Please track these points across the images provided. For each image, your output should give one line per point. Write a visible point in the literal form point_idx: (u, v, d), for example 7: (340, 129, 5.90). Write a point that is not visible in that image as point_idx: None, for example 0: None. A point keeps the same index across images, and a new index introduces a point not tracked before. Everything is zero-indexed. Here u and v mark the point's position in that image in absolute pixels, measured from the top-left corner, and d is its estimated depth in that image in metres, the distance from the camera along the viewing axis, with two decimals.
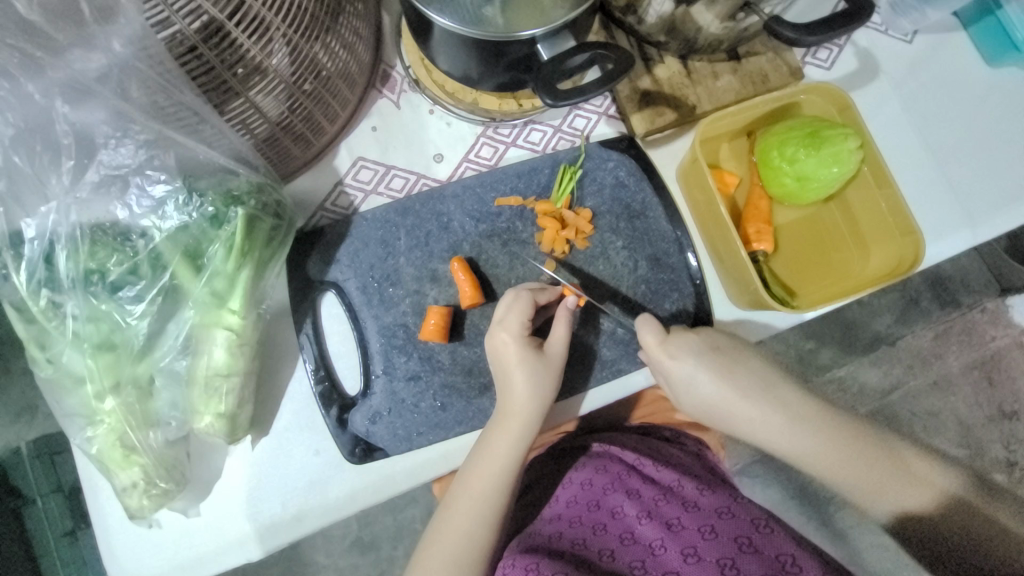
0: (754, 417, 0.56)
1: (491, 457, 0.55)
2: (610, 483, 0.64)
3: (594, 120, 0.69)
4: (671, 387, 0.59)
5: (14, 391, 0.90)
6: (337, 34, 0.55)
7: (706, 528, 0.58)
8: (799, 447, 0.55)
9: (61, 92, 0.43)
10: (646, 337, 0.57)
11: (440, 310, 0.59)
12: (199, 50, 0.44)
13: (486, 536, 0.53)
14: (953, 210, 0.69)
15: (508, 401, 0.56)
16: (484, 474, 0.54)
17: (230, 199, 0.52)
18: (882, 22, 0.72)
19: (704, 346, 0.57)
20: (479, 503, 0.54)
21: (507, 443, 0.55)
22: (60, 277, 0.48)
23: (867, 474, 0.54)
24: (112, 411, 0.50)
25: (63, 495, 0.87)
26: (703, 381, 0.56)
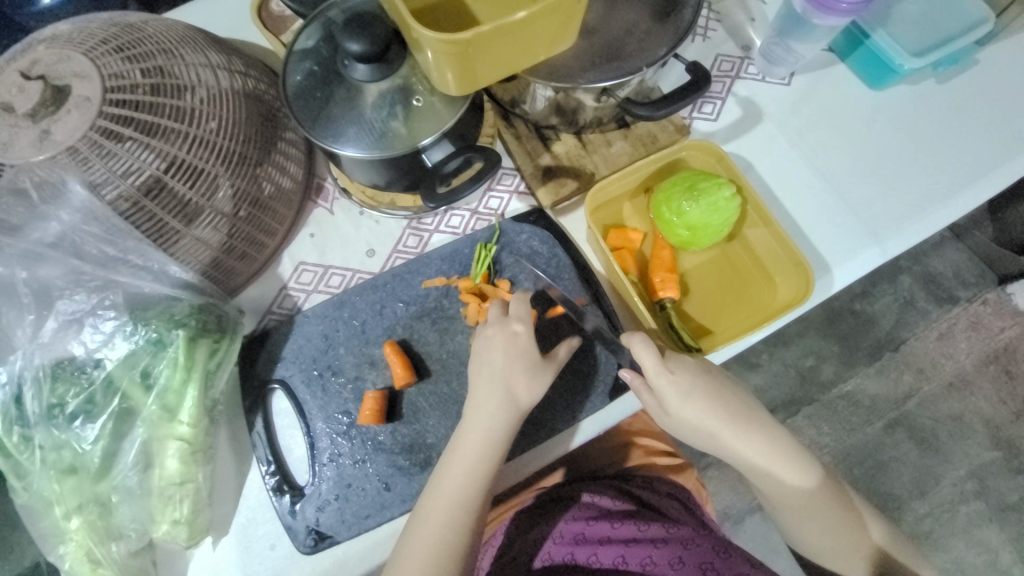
0: (737, 444, 0.62)
1: (469, 459, 0.59)
2: (582, 532, 0.70)
3: (506, 198, 0.76)
4: (657, 404, 0.62)
5: None
6: (271, 163, 0.67)
7: (675, 560, 0.66)
8: (771, 470, 0.61)
9: (18, 261, 0.56)
10: (645, 358, 0.60)
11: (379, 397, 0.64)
12: (143, 203, 0.56)
13: (458, 540, 0.56)
14: (857, 231, 0.72)
15: (489, 404, 0.60)
16: (459, 478, 0.58)
17: (172, 323, 0.59)
18: (759, 71, 0.79)
19: (700, 370, 0.61)
20: (457, 510, 0.57)
21: (484, 446, 0.59)
22: (28, 413, 0.54)
23: (823, 519, 0.63)
24: (78, 529, 0.55)
25: None
26: (695, 407, 0.61)
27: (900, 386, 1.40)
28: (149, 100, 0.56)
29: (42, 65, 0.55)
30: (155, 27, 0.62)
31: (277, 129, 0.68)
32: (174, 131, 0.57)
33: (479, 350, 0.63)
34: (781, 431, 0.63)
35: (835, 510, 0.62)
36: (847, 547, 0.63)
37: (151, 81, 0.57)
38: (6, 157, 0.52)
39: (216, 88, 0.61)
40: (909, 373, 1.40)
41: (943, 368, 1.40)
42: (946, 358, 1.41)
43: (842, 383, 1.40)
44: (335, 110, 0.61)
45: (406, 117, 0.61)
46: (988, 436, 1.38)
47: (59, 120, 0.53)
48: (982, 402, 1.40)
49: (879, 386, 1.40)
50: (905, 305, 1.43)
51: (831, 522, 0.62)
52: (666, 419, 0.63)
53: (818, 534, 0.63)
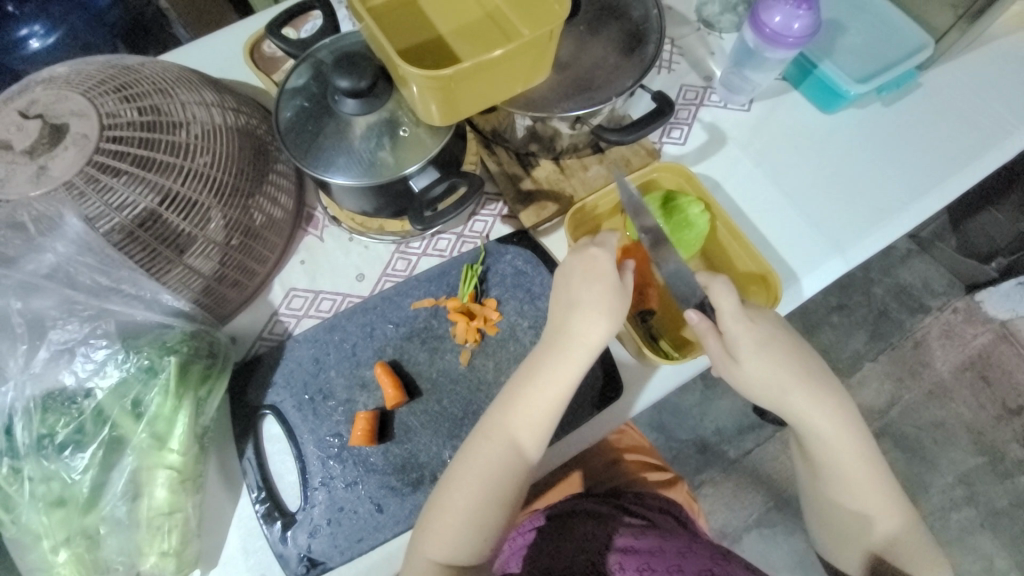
0: (800, 403, 0.59)
1: (543, 388, 0.59)
2: (578, 547, 0.69)
3: (491, 221, 0.79)
4: (724, 352, 0.61)
5: None
6: (263, 194, 0.70)
7: (673, 567, 0.64)
8: (833, 433, 0.60)
9: (15, 292, 0.57)
10: (722, 301, 0.60)
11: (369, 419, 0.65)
12: (136, 234, 0.59)
13: (512, 474, 0.57)
14: (820, 242, 0.77)
15: (566, 339, 0.60)
16: (521, 414, 0.58)
17: (164, 350, 0.59)
18: (720, 99, 0.86)
19: (777, 324, 0.62)
20: (514, 441, 0.58)
21: (552, 388, 0.59)
22: (16, 445, 0.54)
23: (874, 499, 0.61)
24: (67, 562, 0.54)
25: None
26: (764, 356, 0.60)
27: (880, 395, 1.45)
28: (145, 136, 0.59)
29: (41, 105, 0.57)
30: (151, 69, 0.65)
31: (269, 162, 0.71)
32: (169, 165, 0.60)
33: (566, 268, 0.63)
34: (847, 397, 0.62)
35: (886, 493, 0.61)
36: (889, 538, 0.61)
37: (147, 119, 0.60)
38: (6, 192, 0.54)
39: (210, 124, 0.64)
40: (888, 382, 1.45)
41: (921, 376, 1.46)
42: (923, 366, 1.46)
43: None
44: (328, 141, 0.64)
45: (393, 148, 0.65)
46: (970, 441, 1.42)
47: (57, 157, 0.56)
48: (962, 407, 1.44)
49: (861, 395, 1.44)
50: (879, 316, 1.49)
51: (879, 504, 0.61)
52: (733, 367, 0.61)
53: (852, 514, 0.61)
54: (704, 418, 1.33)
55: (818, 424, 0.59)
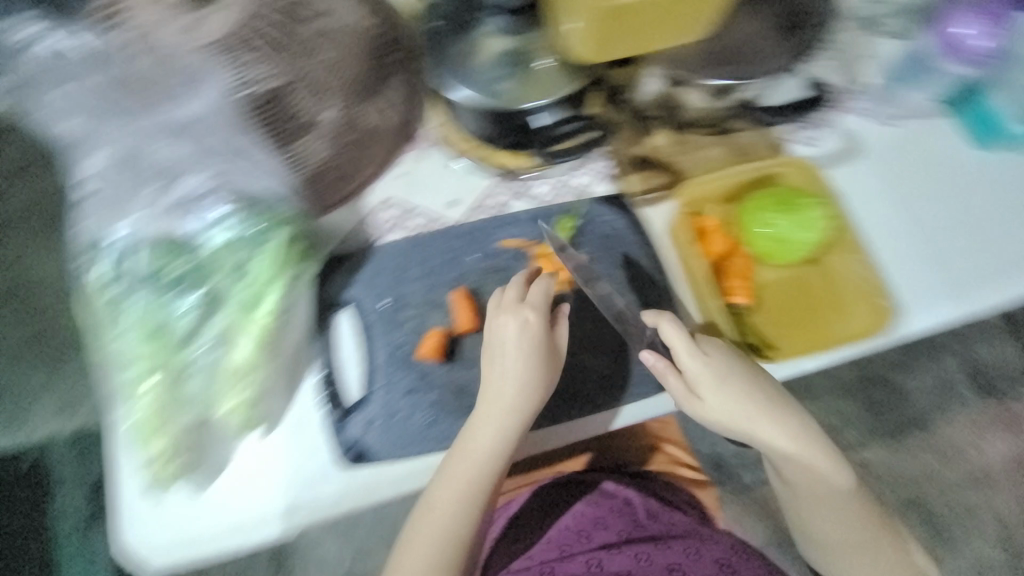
0: (788, 433, 0.61)
1: (505, 436, 0.61)
2: (599, 517, 0.73)
3: (595, 179, 0.75)
4: (686, 389, 0.62)
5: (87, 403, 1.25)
6: (383, 98, 0.71)
7: (690, 551, 0.70)
8: (812, 470, 0.62)
9: (160, 132, 0.59)
10: (676, 342, 0.62)
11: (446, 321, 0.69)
12: (267, 105, 0.62)
13: (478, 501, 0.60)
14: (938, 281, 0.72)
15: (501, 377, 0.62)
16: (486, 451, 0.60)
17: (273, 223, 0.62)
18: (869, 108, 0.78)
19: (734, 355, 0.63)
20: (481, 476, 0.60)
21: (505, 417, 0.61)
22: (135, 274, 0.59)
23: (862, 532, 0.64)
24: (153, 388, 0.59)
25: (88, 489, 1.23)
26: (728, 388, 0.61)
27: (921, 466, 1.37)
28: (287, 20, 0.64)
29: None
30: None
31: (396, 68, 0.71)
32: (310, 48, 0.64)
33: (489, 336, 0.63)
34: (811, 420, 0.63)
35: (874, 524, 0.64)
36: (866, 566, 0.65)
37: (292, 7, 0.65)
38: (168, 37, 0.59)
39: (349, 23, 0.67)
40: (932, 455, 1.37)
41: (970, 459, 1.37)
42: (973, 448, 1.37)
43: (862, 450, 1.37)
44: (455, 61, 0.66)
45: (519, 79, 0.65)
46: (999, 539, 1.33)
47: (212, 20, 0.61)
48: (1004, 502, 1.35)
49: (900, 461, 1.37)
50: (942, 386, 1.41)
51: (864, 535, 0.64)
52: (694, 404, 0.62)
53: (845, 537, 0.64)
54: (729, 437, 1.30)
55: (791, 450, 0.61)
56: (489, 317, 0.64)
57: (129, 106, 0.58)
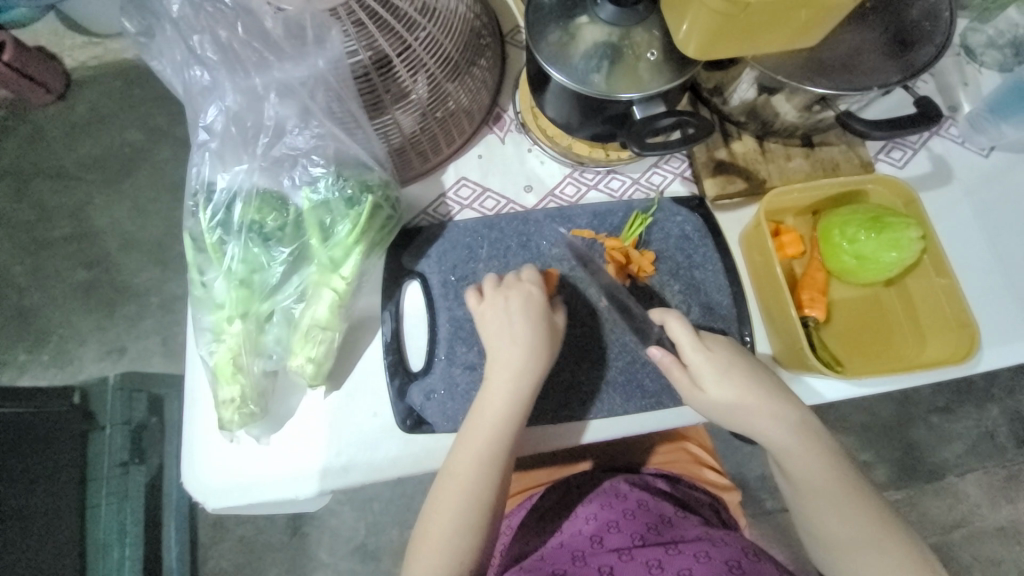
0: (783, 428, 0.59)
1: (513, 392, 0.60)
2: (613, 521, 0.69)
3: (670, 179, 0.77)
4: (691, 381, 0.61)
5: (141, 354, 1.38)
6: (468, 78, 0.71)
7: (701, 553, 0.62)
8: (798, 456, 0.59)
9: (274, 88, 0.60)
10: (684, 336, 0.62)
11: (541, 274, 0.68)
12: (371, 75, 0.62)
13: (501, 464, 0.58)
14: (1019, 318, 0.69)
15: (498, 370, 0.61)
16: (494, 413, 0.59)
17: (363, 187, 0.64)
18: (959, 134, 0.77)
19: (734, 350, 0.63)
20: (494, 437, 0.59)
21: (521, 380, 0.60)
22: (232, 222, 0.61)
23: (871, 538, 0.57)
24: (235, 333, 0.61)
25: (126, 430, 1.27)
26: (731, 380, 0.60)
27: (951, 513, 1.32)
28: None
29: None
30: None
31: (478, 50, 0.72)
32: (411, 20, 0.61)
33: (485, 315, 0.64)
34: (807, 412, 0.61)
35: (884, 531, 0.57)
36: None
37: None
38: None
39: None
40: (963, 504, 1.33)
41: (1001, 511, 1.33)
42: (1007, 501, 1.33)
43: (892, 489, 1.33)
44: (551, 48, 0.64)
45: (610, 72, 0.63)
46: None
47: None
48: None
49: (931, 506, 1.32)
50: (983, 435, 1.35)
51: (874, 542, 0.57)
52: (698, 397, 0.61)
53: (853, 547, 0.57)
54: (756, 459, 1.28)
55: (785, 441, 0.59)
56: (478, 311, 0.64)
57: (246, 60, 0.58)
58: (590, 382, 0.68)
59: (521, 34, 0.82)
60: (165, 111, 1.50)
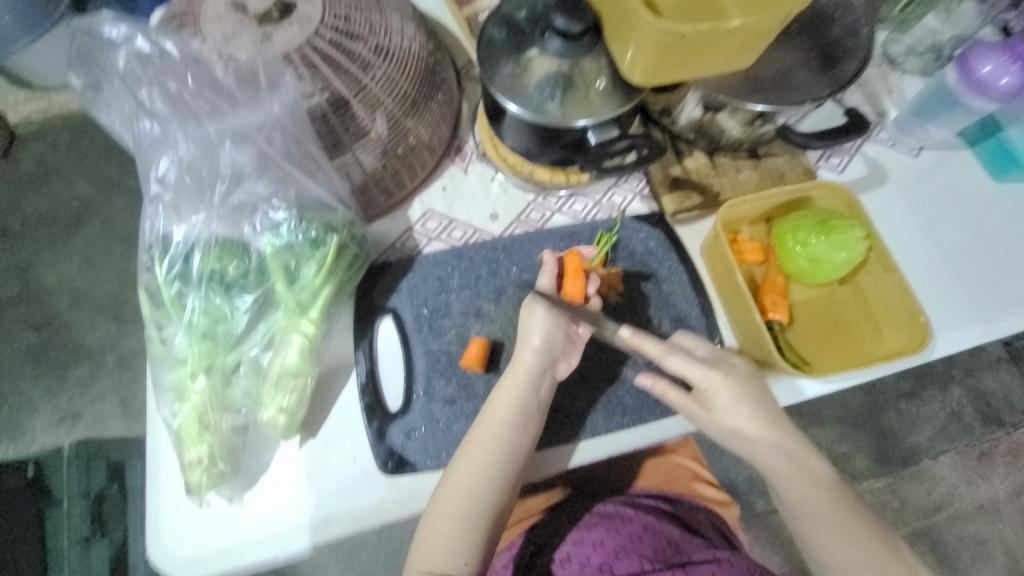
0: (783, 454, 0.62)
1: (529, 372, 0.62)
2: (622, 546, 0.67)
3: (629, 198, 0.79)
4: (687, 402, 0.63)
5: (90, 418, 1.30)
6: (427, 112, 0.71)
7: None
8: (789, 482, 0.62)
9: (229, 135, 0.59)
10: (686, 369, 0.63)
11: (552, 271, 0.67)
12: (327, 116, 0.62)
13: (518, 443, 0.61)
14: (964, 304, 0.74)
15: (527, 355, 0.62)
16: (515, 393, 0.62)
17: (328, 228, 0.63)
18: (889, 137, 0.83)
19: (751, 380, 0.64)
20: (515, 417, 0.61)
21: (538, 368, 0.62)
22: (191, 273, 0.59)
23: (864, 554, 0.59)
24: (200, 389, 0.58)
25: (84, 504, 1.22)
26: (740, 407, 0.62)
27: (931, 496, 1.37)
28: (352, 29, 0.62)
29: None
30: None
31: (436, 83, 0.72)
32: (365, 61, 0.63)
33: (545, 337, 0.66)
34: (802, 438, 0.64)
35: (880, 548, 0.60)
36: None
37: (358, 16, 0.63)
38: (231, 44, 0.58)
39: (405, 36, 0.67)
40: (940, 485, 1.38)
41: (977, 489, 1.38)
42: (981, 478, 1.39)
43: (872, 477, 1.37)
44: (503, 79, 0.67)
45: (562, 100, 0.66)
46: (1006, 566, 1.35)
47: (281, 29, 0.59)
48: (1008, 530, 1.36)
49: (911, 490, 1.37)
50: (951, 416, 1.41)
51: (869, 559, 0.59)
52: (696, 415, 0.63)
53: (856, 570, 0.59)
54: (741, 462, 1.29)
55: (786, 467, 0.62)
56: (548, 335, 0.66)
57: (198, 111, 0.58)
58: (570, 404, 0.68)
59: (474, 68, 0.85)
60: (115, 162, 1.45)
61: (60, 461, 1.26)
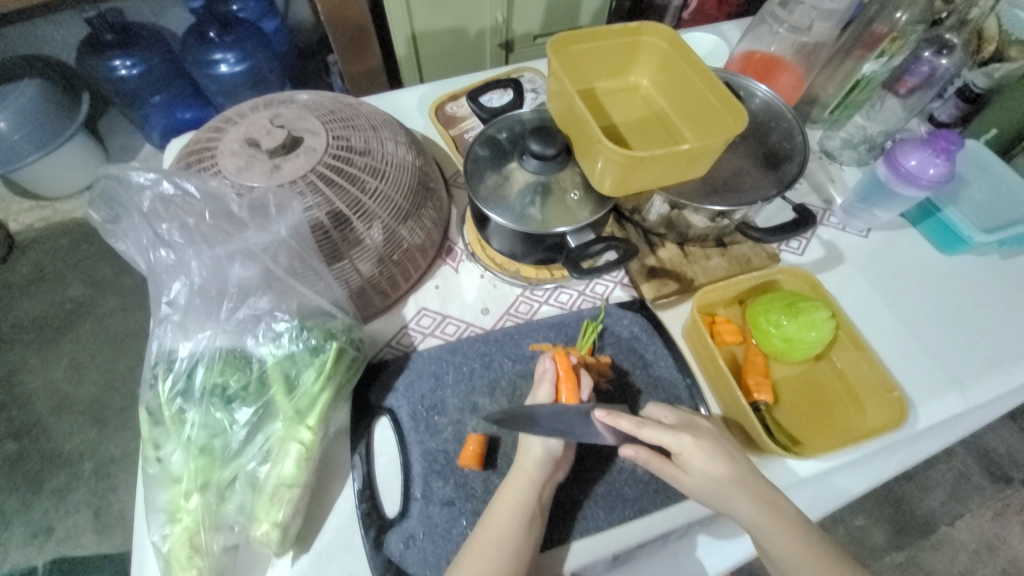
0: (765, 512, 0.59)
1: (528, 477, 0.62)
2: None
3: (611, 287, 0.85)
4: (674, 470, 0.63)
5: (63, 534, 1.21)
6: (418, 220, 0.78)
7: None
8: (784, 555, 0.58)
9: (237, 257, 0.64)
10: (658, 438, 0.62)
11: (551, 379, 0.67)
12: (329, 232, 0.69)
13: (518, 555, 0.59)
14: (937, 374, 0.78)
15: (529, 456, 0.63)
16: (514, 501, 0.61)
17: (328, 334, 0.66)
18: (839, 221, 0.92)
19: (720, 441, 0.64)
20: (515, 526, 0.60)
21: (537, 473, 0.63)
22: (194, 388, 0.61)
23: None
24: (193, 510, 0.57)
25: None
26: (716, 468, 0.61)
27: (955, 566, 1.31)
28: (350, 156, 0.70)
29: (285, 119, 0.70)
30: (367, 109, 0.78)
31: (426, 194, 0.80)
32: (360, 180, 0.70)
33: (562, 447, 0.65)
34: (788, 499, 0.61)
35: None
36: None
37: (355, 144, 0.71)
38: (244, 178, 0.65)
39: (399, 159, 0.75)
40: (963, 554, 1.31)
41: (1001, 555, 1.32)
42: (1003, 543, 1.33)
43: (893, 551, 1.31)
44: (487, 191, 0.75)
45: (541, 206, 0.74)
46: None
47: (289, 160, 0.67)
48: None
49: (934, 561, 1.31)
50: (959, 477, 1.39)
51: None
52: (681, 481, 0.63)
53: None
54: None
55: (771, 528, 0.58)
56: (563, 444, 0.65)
57: (211, 237, 0.64)
58: (569, 499, 0.67)
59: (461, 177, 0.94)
60: (113, 264, 1.51)
61: None
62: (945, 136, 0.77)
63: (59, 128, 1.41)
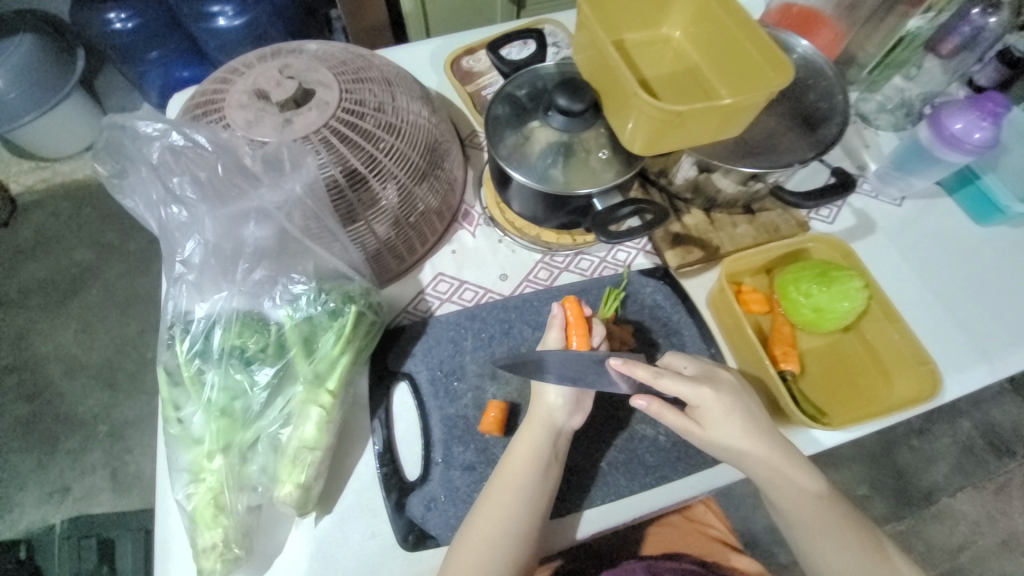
0: (784, 458, 0.61)
1: (545, 423, 0.63)
2: None
3: (634, 254, 0.82)
4: (690, 422, 0.62)
5: (81, 492, 1.24)
6: (435, 180, 0.75)
7: None
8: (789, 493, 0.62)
9: (250, 215, 0.62)
10: (675, 389, 0.61)
11: (560, 325, 0.66)
12: (344, 191, 0.66)
13: (539, 496, 0.60)
14: (966, 347, 0.76)
15: (542, 403, 0.63)
16: (534, 446, 0.62)
17: (346, 298, 0.64)
18: (873, 188, 0.88)
19: (741, 394, 0.63)
20: (534, 469, 0.61)
21: (551, 420, 0.63)
22: (212, 350, 0.60)
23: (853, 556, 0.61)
24: (217, 470, 0.57)
25: None
26: (732, 422, 0.61)
27: (954, 536, 1.33)
28: (365, 111, 0.66)
29: (295, 70, 0.66)
30: (381, 61, 0.74)
31: (443, 154, 0.76)
32: (376, 136, 0.66)
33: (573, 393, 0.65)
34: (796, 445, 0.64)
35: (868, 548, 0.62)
36: None
37: (369, 98, 0.68)
38: (255, 132, 0.61)
39: (415, 115, 0.71)
40: (962, 524, 1.34)
41: (1000, 526, 1.35)
42: (1002, 515, 1.35)
43: (894, 520, 1.33)
44: (509, 150, 0.71)
45: (565, 168, 0.70)
46: None
47: (301, 114, 0.63)
48: None
49: (933, 531, 1.33)
50: (964, 451, 1.40)
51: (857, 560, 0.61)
52: (697, 433, 0.62)
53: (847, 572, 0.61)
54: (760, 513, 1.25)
55: (785, 472, 0.61)
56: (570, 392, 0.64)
57: (224, 194, 0.61)
58: (589, 464, 0.67)
59: (477, 137, 0.89)
60: (116, 228, 1.48)
61: (51, 539, 1.20)
62: (993, 97, 0.72)
63: (55, 85, 1.35)
